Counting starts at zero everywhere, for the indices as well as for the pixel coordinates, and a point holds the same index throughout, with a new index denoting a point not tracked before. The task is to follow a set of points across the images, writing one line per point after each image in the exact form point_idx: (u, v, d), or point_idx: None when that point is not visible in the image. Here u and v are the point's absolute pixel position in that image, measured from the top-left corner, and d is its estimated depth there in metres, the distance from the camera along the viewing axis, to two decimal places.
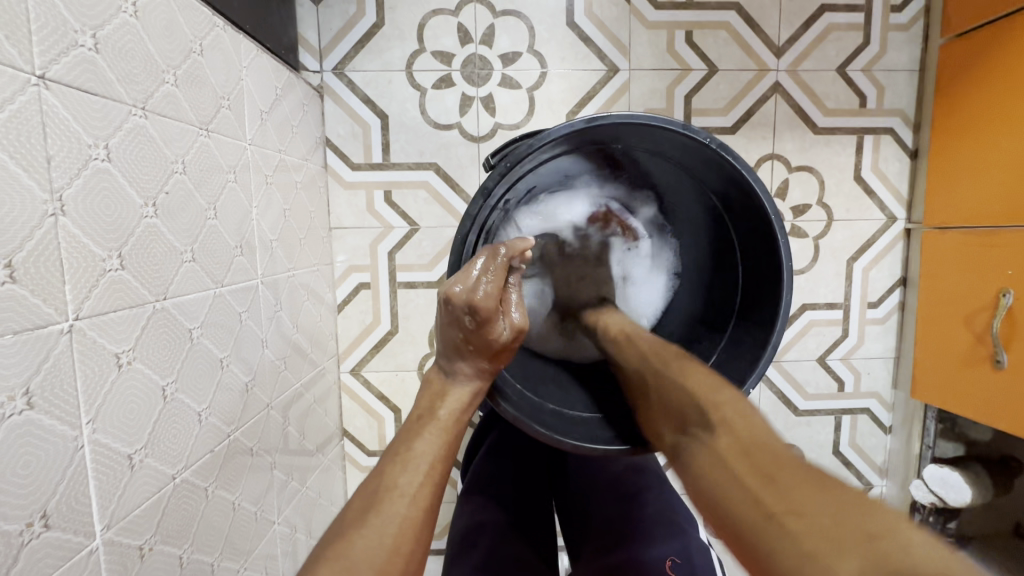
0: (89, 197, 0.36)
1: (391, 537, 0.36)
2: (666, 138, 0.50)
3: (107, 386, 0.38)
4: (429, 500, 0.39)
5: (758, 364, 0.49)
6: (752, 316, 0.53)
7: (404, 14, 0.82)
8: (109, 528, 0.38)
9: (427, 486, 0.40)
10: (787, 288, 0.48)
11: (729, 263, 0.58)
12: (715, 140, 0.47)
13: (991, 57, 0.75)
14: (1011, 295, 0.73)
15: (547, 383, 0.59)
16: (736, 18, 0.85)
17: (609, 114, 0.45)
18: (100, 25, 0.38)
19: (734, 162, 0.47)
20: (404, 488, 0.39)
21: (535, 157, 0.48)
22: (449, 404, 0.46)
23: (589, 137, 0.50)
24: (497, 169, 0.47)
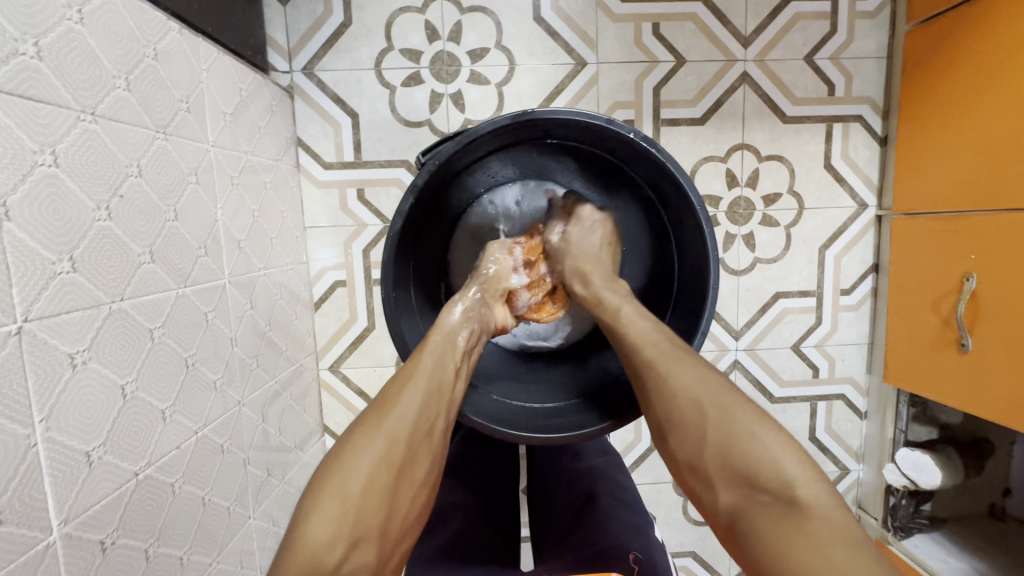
0: (36, 202, 0.38)
1: (391, 447, 0.39)
2: (596, 131, 0.52)
3: (60, 386, 0.39)
4: (431, 419, 0.42)
5: (689, 348, 0.52)
6: (684, 305, 0.57)
7: (372, 12, 0.82)
8: (67, 522, 0.39)
9: (430, 406, 0.43)
10: (716, 277, 0.51)
11: (665, 253, 0.60)
12: (640, 134, 0.50)
13: (954, 44, 0.75)
14: (974, 280, 0.73)
15: (499, 378, 0.63)
16: (703, 10, 0.85)
17: (534, 109, 0.48)
18: (43, 33, 0.39)
19: (658, 153, 0.50)
20: (407, 403, 0.42)
21: (465, 152, 0.51)
22: (436, 366, 0.45)
23: (521, 131, 0.52)
24: (427, 165, 0.49)
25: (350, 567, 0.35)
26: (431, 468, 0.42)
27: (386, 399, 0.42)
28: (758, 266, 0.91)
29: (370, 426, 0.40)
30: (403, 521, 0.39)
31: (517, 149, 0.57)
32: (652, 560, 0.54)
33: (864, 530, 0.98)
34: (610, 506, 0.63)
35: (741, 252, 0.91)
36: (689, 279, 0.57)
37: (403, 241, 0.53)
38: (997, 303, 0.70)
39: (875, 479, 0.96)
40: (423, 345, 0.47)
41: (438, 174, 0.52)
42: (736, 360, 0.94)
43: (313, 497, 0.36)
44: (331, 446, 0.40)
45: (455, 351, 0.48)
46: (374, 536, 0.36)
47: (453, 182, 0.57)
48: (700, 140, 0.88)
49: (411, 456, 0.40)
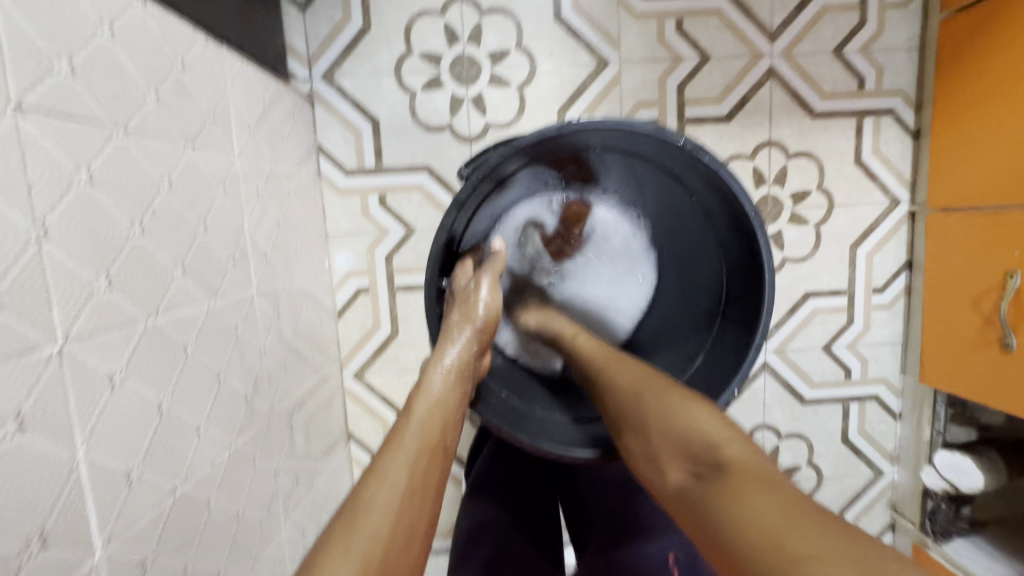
0: (73, 222, 0.37)
1: (368, 557, 0.33)
2: (641, 140, 0.51)
3: (100, 407, 0.39)
4: (412, 521, 0.37)
5: (743, 361, 0.51)
6: (734, 315, 0.56)
7: (391, 17, 0.82)
8: (109, 543, 0.39)
9: (410, 507, 0.38)
10: (770, 287, 0.50)
11: (711, 260, 0.59)
12: (689, 141, 0.48)
13: (993, 32, 0.73)
14: (1018, 277, 0.70)
15: (535, 388, 0.62)
16: (727, 5, 0.83)
17: (580, 119, 0.47)
18: (76, 50, 0.38)
19: (708, 161, 0.48)
20: (382, 509, 0.36)
21: (508, 166, 0.51)
22: (415, 452, 0.41)
23: (563, 143, 0.52)
24: (470, 181, 0.49)
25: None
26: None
27: (356, 502, 0.37)
28: (787, 266, 0.89)
29: (337, 544, 0.34)
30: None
31: (557, 160, 0.56)
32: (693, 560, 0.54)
33: (900, 533, 0.96)
34: (648, 511, 0.61)
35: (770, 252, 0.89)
36: (738, 288, 0.56)
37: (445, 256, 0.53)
38: None
39: (911, 482, 0.93)
40: (402, 426, 0.43)
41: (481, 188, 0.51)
42: (766, 362, 0.92)
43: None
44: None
45: (434, 423, 0.44)
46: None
47: (493, 195, 0.55)
48: (726, 138, 0.86)
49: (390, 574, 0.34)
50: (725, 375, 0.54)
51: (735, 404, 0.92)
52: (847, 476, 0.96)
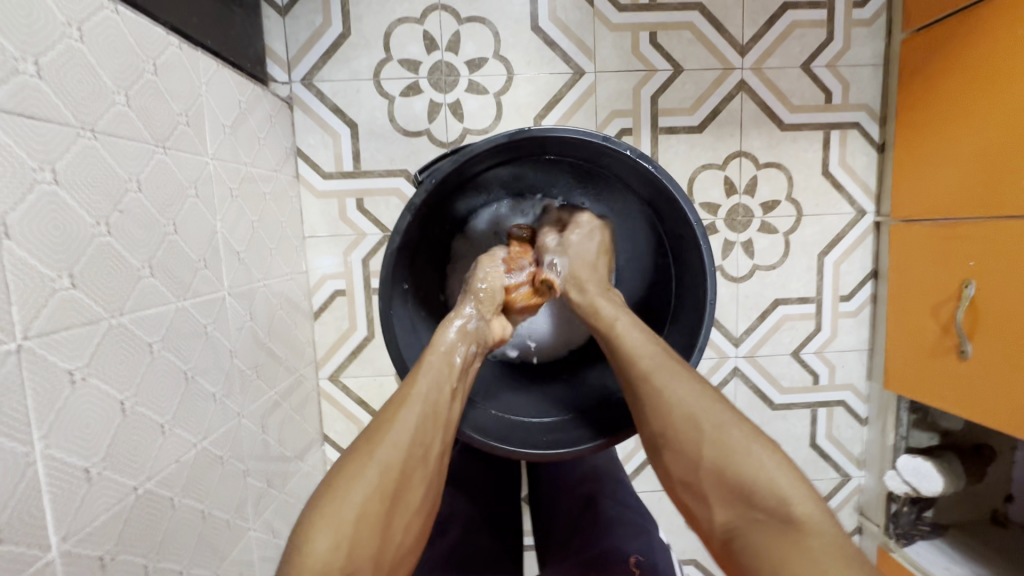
0: (36, 220, 0.38)
1: (342, 538, 0.37)
2: (591, 148, 0.53)
3: (60, 403, 0.39)
4: (425, 443, 0.43)
5: (688, 362, 0.53)
6: (682, 317, 0.57)
7: (371, 23, 0.83)
8: (66, 539, 0.39)
9: (422, 433, 0.43)
10: (712, 290, 0.51)
11: (662, 263, 0.61)
12: (634, 150, 0.50)
13: (952, 51, 0.75)
14: (973, 286, 0.73)
15: (494, 388, 0.63)
16: (700, 19, 0.85)
17: (529, 126, 0.49)
18: (43, 52, 0.39)
19: (653, 170, 0.50)
20: (400, 422, 0.42)
21: (462, 170, 0.52)
22: (403, 433, 0.42)
23: (516, 149, 0.53)
24: (423, 185, 0.50)
25: None
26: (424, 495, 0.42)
27: (381, 420, 0.43)
28: (757, 273, 0.91)
29: (363, 455, 0.40)
30: (402, 538, 0.41)
31: (511, 163, 0.57)
32: (653, 562, 0.55)
33: (866, 536, 0.98)
34: (613, 511, 0.62)
35: (740, 260, 0.91)
36: (686, 291, 0.58)
37: (401, 256, 0.53)
38: (998, 309, 0.70)
39: (876, 485, 0.95)
40: (417, 367, 0.47)
41: (436, 190, 0.52)
42: (736, 367, 0.93)
43: (304, 529, 0.37)
44: (326, 472, 0.40)
45: (447, 367, 0.47)
46: (368, 565, 0.37)
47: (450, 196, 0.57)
48: (698, 148, 0.88)
49: (404, 482, 0.41)
50: None
51: None
52: (816, 480, 0.97)
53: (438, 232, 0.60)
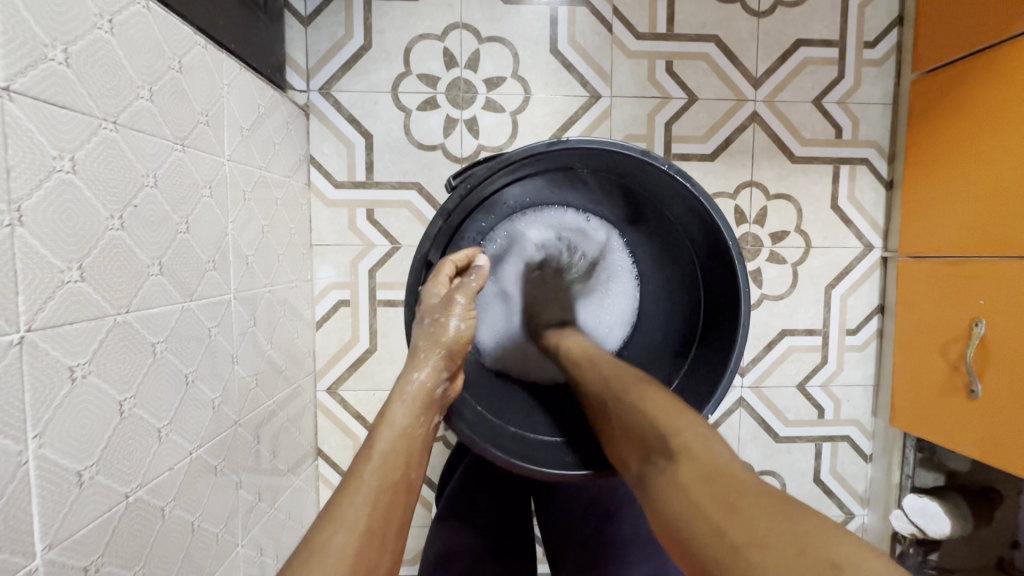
0: (50, 209, 0.36)
1: None
2: (626, 161, 0.53)
3: (58, 401, 0.37)
4: (374, 557, 0.37)
5: (718, 385, 0.52)
6: (712, 338, 0.56)
7: (392, 38, 0.84)
8: (51, 547, 0.37)
9: (370, 543, 0.37)
10: (745, 312, 0.51)
11: (691, 283, 0.61)
12: (672, 166, 0.50)
13: (962, 93, 0.77)
14: (983, 325, 0.73)
15: (512, 406, 0.62)
16: (715, 50, 0.87)
17: (569, 138, 0.48)
18: (73, 41, 0.38)
19: (691, 186, 0.50)
20: (338, 533, 0.36)
21: (497, 178, 0.51)
22: (348, 543, 0.36)
23: (551, 160, 0.53)
24: (458, 191, 0.49)
25: None
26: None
27: (316, 543, 0.36)
28: (765, 303, 0.91)
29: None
30: None
31: (545, 175, 0.57)
32: None
33: None
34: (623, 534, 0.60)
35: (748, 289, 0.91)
36: (716, 311, 0.57)
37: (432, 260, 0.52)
38: (1008, 350, 0.70)
39: (880, 525, 0.94)
40: (365, 461, 0.42)
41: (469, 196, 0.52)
42: (741, 398, 0.92)
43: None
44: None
45: (391, 462, 0.42)
46: None
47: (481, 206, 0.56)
48: (709, 176, 0.89)
49: None
50: (699, 396, 0.55)
51: None
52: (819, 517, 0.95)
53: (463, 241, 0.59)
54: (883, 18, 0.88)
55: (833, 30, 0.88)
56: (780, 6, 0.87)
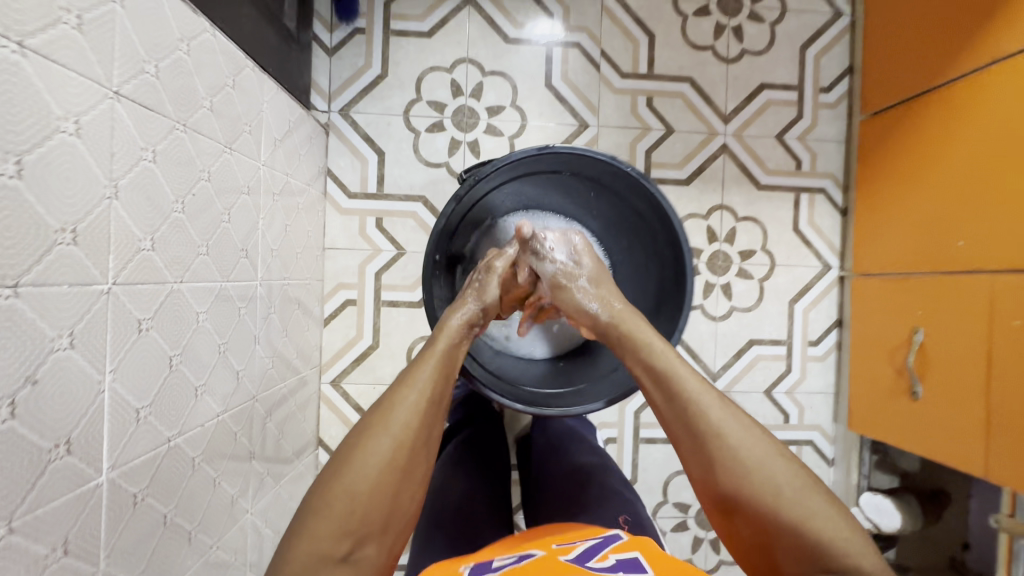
0: (137, 189, 0.45)
1: (347, 511, 0.41)
2: (601, 167, 0.64)
3: (128, 345, 0.45)
4: (425, 430, 0.47)
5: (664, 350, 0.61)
6: (663, 320, 0.65)
7: (406, 68, 0.95)
8: (114, 469, 0.44)
9: (420, 419, 0.47)
10: (690, 294, 0.61)
11: (650, 277, 0.69)
12: (635, 169, 0.61)
13: (900, 132, 0.89)
14: (922, 333, 0.82)
15: (504, 363, 0.71)
16: (690, 89, 0.99)
17: (556, 144, 0.59)
18: (162, 58, 0.48)
19: (650, 186, 0.61)
20: (394, 416, 0.45)
21: (497, 175, 0.62)
22: (401, 421, 0.45)
23: (540, 163, 0.64)
24: (467, 181, 0.60)
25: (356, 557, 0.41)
26: (428, 469, 0.47)
27: (380, 416, 0.46)
28: (735, 314, 1.00)
29: (366, 444, 0.44)
30: (405, 513, 0.45)
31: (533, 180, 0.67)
32: (639, 522, 0.62)
33: None
34: (599, 492, 0.67)
35: (720, 300, 1.00)
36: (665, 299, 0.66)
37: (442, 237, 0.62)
38: (943, 354, 0.79)
39: None
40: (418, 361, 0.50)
41: (475, 188, 0.62)
42: None
43: (321, 497, 0.42)
44: (335, 449, 0.45)
45: (439, 364, 0.51)
46: (375, 533, 0.42)
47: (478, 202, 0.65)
48: (684, 199, 0.99)
49: (405, 468, 0.44)
50: None
51: None
52: None
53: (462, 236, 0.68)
54: (836, 68, 1.01)
55: (793, 76, 1.01)
56: (746, 54, 1.00)
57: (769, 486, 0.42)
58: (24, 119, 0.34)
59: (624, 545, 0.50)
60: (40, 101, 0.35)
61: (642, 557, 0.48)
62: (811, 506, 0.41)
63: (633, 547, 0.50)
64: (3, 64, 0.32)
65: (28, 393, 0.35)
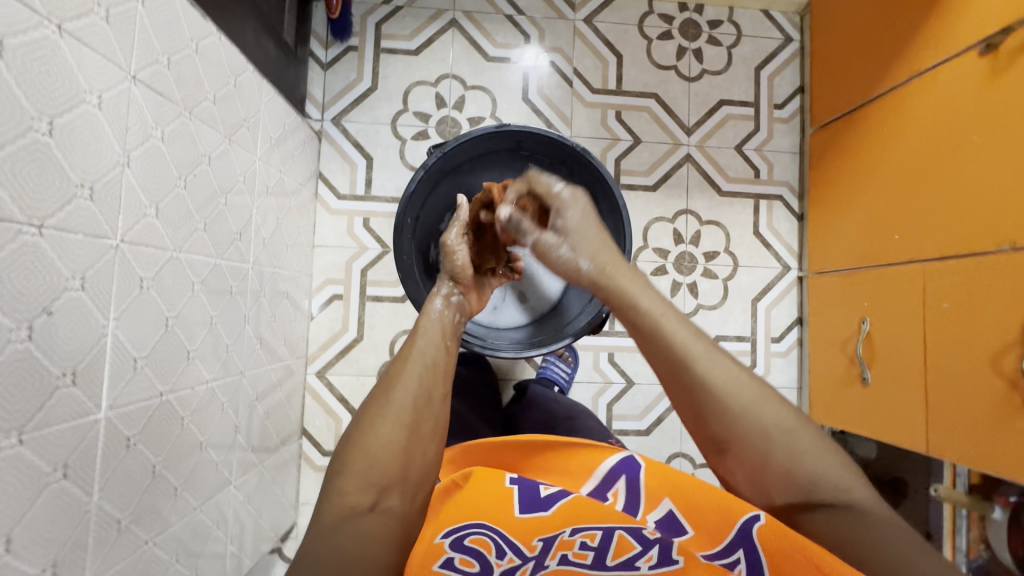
0: (146, 163, 0.51)
1: (369, 466, 0.44)
2: (552, 145, 0.72)
3: (130, 299, 0.50)
4: (428, 387, 0.50)
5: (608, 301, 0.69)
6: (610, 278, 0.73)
7: (394, 82, 1.03)
8: (112, 409, 0.48)
9: (427, 380, 0.51)
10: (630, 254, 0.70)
11: None
12: (580, 146, 0.69)
13: (842, 142, 0.97)
14: (869, 323, 0.89)
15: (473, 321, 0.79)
16: (655, 104, 1.08)
17: (511, 123, 0.68)
18: (174, 54, 0.55)
19: (594, 161, 0.69)
20: (405, 382, 0.50)
21: (461, 150, 0.70)
22: (404, 389, 0.49)
23: (499, 142, 0.72)
24: (434, 155, 0.68)
25: (382, 507, 0.44)
26: (438, 426, 0.50)
27: (388, 383, 0.50)
28: (701, 311, 1.06)
29: (380, 405, 0.48)
30: (423, 466, 0.47)
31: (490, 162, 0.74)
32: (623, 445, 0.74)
33: None
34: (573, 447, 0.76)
35: (687, 298, 1.06)
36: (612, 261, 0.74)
37: (413, 206, 0.69)
38: (887, 341, 0.85)
39: None
40: (416, 332, 0.55)
41: (442, 164, 0.70)
42: None
43: (346, 456, 0.45)
44: (353, 415, 0.49)
45: (437, 334, 0.56)
46: (397, 480, 0.45)
47: (440, 182, 0.73)
48: (651, 203, 1.07)
49: (418, 420, 0.48)
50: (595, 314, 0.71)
51: (656, 429, 1.04)
52: None
53: (428, 217, 0.75)
54: (788, 86, 1.11)
55: (749, 93, 1.10)
56: (706, 74, 1.09)
57: (758, 427, 0.45)
58: (58, 89, 0.41)
59: (652, 487, 0.55)
60: (72, 76, 0.42)
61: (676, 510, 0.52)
62: (796, 445, 0.44)
63: (662, 490, 0.54)
64: (44, 41, 0.39)
65: (44, 322, 0.40)
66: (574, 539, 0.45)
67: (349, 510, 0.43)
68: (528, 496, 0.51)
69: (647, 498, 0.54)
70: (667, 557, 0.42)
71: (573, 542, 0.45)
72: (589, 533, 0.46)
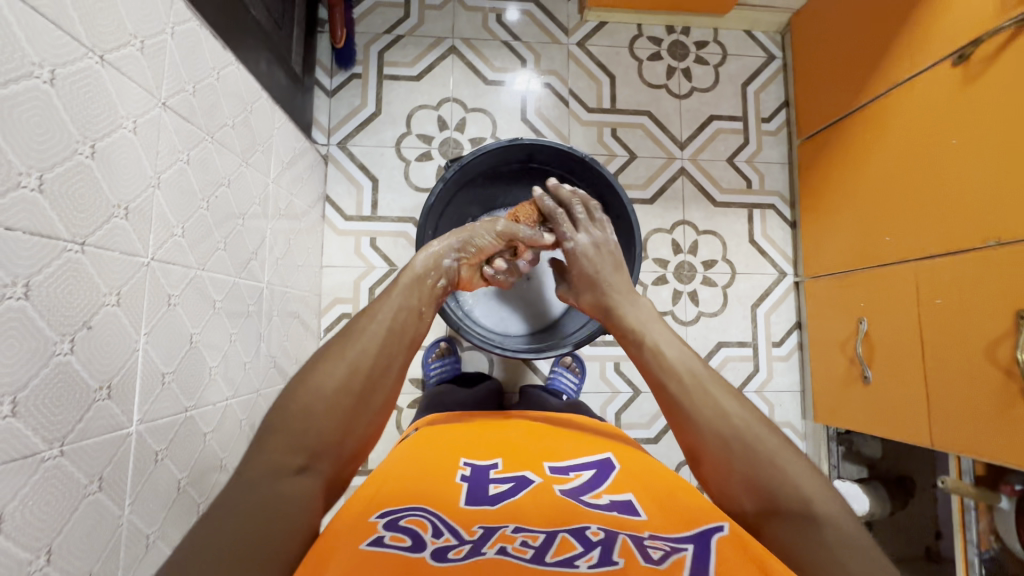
0: (174, 184, 0.54)
1: (303, 424, 0.44)
2: (562, 157, 0.75)
3: (159, 315, 0.52)
4: (388, 356, 0.51)
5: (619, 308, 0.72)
6: None
7: (397, 107, 1.07)
8: (142, 423, 0.49)
9: (388, 349, 0.52)
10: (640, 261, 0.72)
11: None
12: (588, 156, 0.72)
13: (829, 152, 1.02)
14: (866, 323, 0.91)
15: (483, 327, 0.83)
16: (649, 121, 1.13)
17: (523, 137, 0.71)
18: (199, 82, 0.58)
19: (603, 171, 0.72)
20: (364, 346, 0.50)
21: (476, 164, 0.73)
22: (360, 347, 0.50)
23: (511, 154, 0.75)
24: (451, 168, 0.71)
25: (313, 471, 0.44)
26: (388, 399, 0.50)
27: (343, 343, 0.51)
28: (703, 318, 1.09)
29: (330, 364, 0.48)
30: (362, 436, 0.48)
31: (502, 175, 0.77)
32: None
33: None
34: None
35: (688, 306, 1.09)
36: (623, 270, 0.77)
37: (430, 216, 0.72)
38: (886, 339, 0.87)
39: None
40: (390, 296, 0.56)
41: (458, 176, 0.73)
42: None
43: (283, 415, 0.45)
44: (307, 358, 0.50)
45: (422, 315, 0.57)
46: (331, 448, 0.45)
47: (455, 195, 0.76)
48: (649, 215, 1.10)
49: (370, 389, 0.49)
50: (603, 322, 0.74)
51: (664, 437, 1.05)
52: None
53: (443, 229, 0.78)
54: (774, 101, 1.16)
55: (737, 108, 1.15)
56: (695, 91, 1.14)
57: (742, 440, 0.47)
58: (99, 114, 0.43)
59: (620, 481, 0.51)
60: (110, 102, 0.44)
61: (635, 501, 0.48)
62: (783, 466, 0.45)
63: (629, 486, 0.50)
64: (88, 71, 0.42)
65: (84, 335, 0.42)
66: (514, 535, 0.41)
67: (276, 468, 0.42)
68: (474, 493, 0.48)
69: (612, 485, 0.50)
70: (608, 558, 0.37)
71: (513, 537, 0.40)
72: (530, 534, 0.41)
